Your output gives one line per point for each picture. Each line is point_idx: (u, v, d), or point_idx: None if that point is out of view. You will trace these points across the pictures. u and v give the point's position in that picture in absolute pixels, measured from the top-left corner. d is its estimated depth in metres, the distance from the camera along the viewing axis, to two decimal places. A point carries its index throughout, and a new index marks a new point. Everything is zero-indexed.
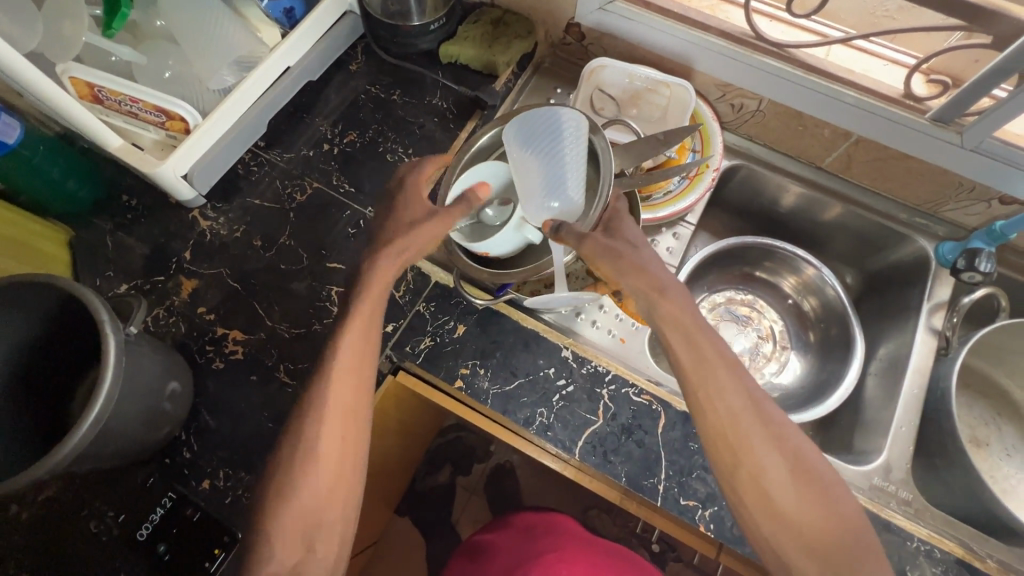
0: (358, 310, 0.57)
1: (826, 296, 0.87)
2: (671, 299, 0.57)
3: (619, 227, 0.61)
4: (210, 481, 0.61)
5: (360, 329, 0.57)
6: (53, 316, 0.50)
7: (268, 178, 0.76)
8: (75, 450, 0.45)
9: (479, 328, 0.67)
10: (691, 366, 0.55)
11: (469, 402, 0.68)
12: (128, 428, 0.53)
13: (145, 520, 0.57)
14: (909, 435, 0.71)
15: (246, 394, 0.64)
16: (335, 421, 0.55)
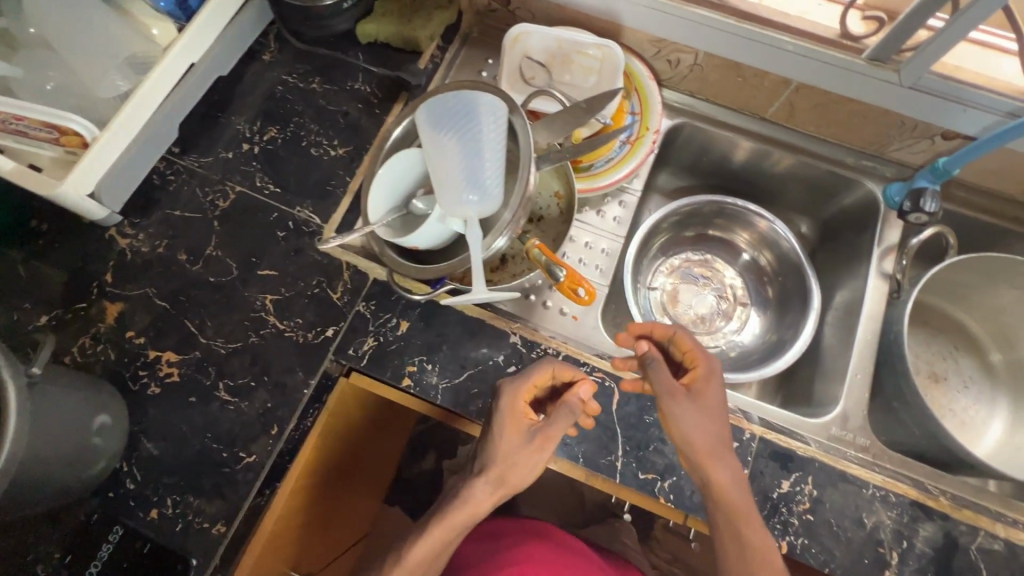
0: (447, 517, 0.55)
1: (781, 249, 0.86)
2: (721, 480, 0.53)
3: (699, 390, 0.56)
4: (158, 510, 0.59)
5: (440, 536, 0.55)
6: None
7: (187, 186, 0.71)
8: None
9: (423, 322, 0.65)
10: (729, 547, 0.51)
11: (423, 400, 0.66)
12: (51, 473, 0.50)
13: (94, 558, 0.56)
14: (865, 381, 0.72)
15: (186, 416, 0.62)
16: (436, 540, 0.55)
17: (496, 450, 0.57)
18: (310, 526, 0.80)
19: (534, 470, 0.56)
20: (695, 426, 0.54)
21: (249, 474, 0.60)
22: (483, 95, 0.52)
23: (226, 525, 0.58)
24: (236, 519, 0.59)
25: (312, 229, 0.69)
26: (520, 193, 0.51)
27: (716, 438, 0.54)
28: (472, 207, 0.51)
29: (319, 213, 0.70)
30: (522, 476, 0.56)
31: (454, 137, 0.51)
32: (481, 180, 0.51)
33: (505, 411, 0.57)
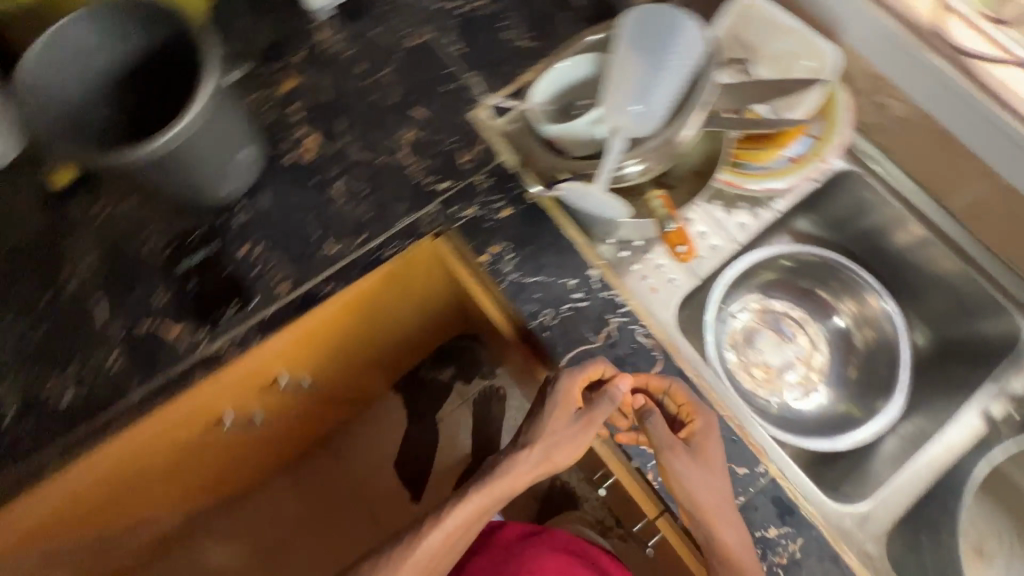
0: (490, 489, 0.61)
1: (883, 338, 0.81)
2: (726, 539, 0.55)
3: (701, 445, 0.58)
4: (247, 250, 0.67)
5: (481, 502, 0.61)
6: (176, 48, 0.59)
7: (391, 14, 0.78)
8: (154, 152, 0.54)
9: (523, 218, 0.68)
10: None
11: (486, 285, 0.69)
12: (198, 168, 0.60)
13: (189, 256, 0.67)
14: (919, 493, 0.69)
15: (302, 192, 0.70)
16: (480, 503, 0.61)
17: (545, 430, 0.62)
18: (332, 350, 0.89)
19: (577, 449, 0.62)
20: (697, 487, 0.56)
21: (325, 261, 0.67)
22: (690, 24, 0.53)
23: (290, 288, 0.66)
24: (299, 288, 0.66)
25: (472, 97, 0.74)
26: (676, 125, 0.52)
27: (720, 500, 0.56)
28: (628, 119, 0.53)
29: (483, 86, 0.74)
30: (565, 453, 0.62)
31: (645, 53, 0.53)
32: (648, 98, 0.52)
33: (555, 395, 0.61)
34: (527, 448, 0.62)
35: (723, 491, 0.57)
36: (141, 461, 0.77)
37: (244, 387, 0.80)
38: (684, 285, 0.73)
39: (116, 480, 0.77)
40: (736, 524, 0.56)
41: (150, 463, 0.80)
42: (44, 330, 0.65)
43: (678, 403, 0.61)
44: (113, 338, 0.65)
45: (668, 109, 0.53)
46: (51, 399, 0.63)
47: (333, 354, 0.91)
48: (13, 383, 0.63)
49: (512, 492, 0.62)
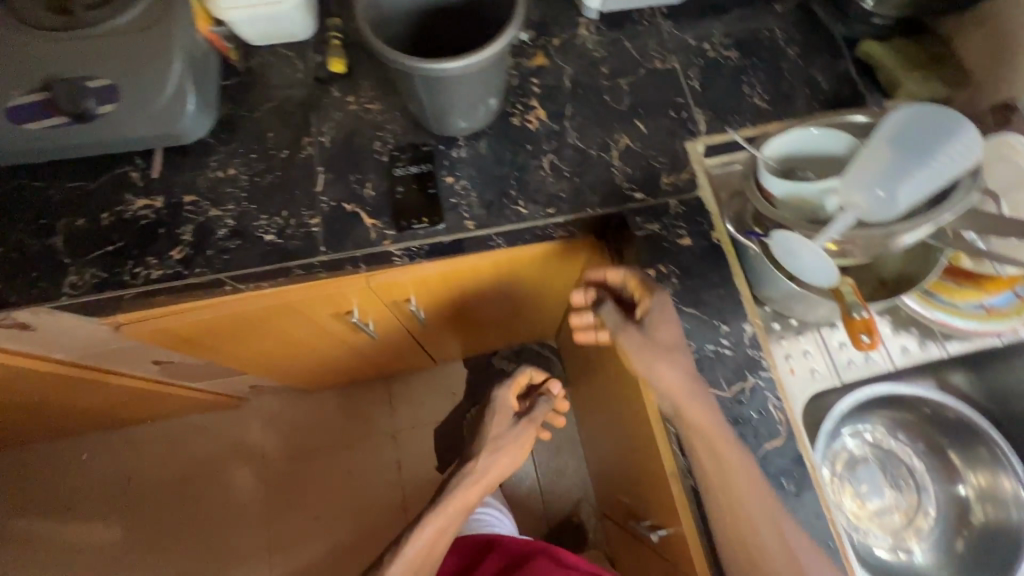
0: (440, 509, 0.85)
1: (1003, 527, 0.74)
2: (694, 411, 0.61)
3: (654, 323, 0.64)
4: (452, 180, 0.75)
5: (457, 505, 0.86)
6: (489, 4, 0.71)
7: (648, 34, 0.84)
8: (437, 71, 0.62)
9: (700, 253, 0.71)
10: (714, 474, 0.60)
11: None
12: (456, 99, 0.68)
13: (405, 165, 0.75)
14: None
15: (516, 152, 0.76)
16: (455, 506, 0.86)
17: (487, 434, 0.92)
18: (457, 295, 0.96)
19: (520, 444, 0.92)
20: (658, 376, 0.62)
21: (514, 217, 0.73)
22: (967, 129, 0.53)
23: (476, 227, 0.73)
24: (484, 229, 0.73)
25: (693, 131, 0.78)
26: (921, 220, 0.52)
27: (682, 374, 0.62)
28: (869, 199, 0.54)
29: (707, 125, 0.78)
30: (510, 450, 0.91)
31: (908, 144, 0.54)
32: (898, 185, 0.53)
33: (496, 408, 0.93)
34: (473, 460, 0.90)
35: (680, 362, 0.62)
36: (271, 317, 0.87)
37: (379, 295, 0.88)
38: (824, 382, 0.72)
39: (254, 326, 0.89)
40: (703, 394, 0.61)
41: (276, 324, 0.90)
42: (273, 177, 0.75)
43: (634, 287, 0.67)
44: (320, 206, 0.73)
45: (913, 202, 0.54)
46: (256, 233, 0.73)
47: (454, 298, 0.98)
48: (234, 208, 0.74)
49: (462, 507, 0.87)
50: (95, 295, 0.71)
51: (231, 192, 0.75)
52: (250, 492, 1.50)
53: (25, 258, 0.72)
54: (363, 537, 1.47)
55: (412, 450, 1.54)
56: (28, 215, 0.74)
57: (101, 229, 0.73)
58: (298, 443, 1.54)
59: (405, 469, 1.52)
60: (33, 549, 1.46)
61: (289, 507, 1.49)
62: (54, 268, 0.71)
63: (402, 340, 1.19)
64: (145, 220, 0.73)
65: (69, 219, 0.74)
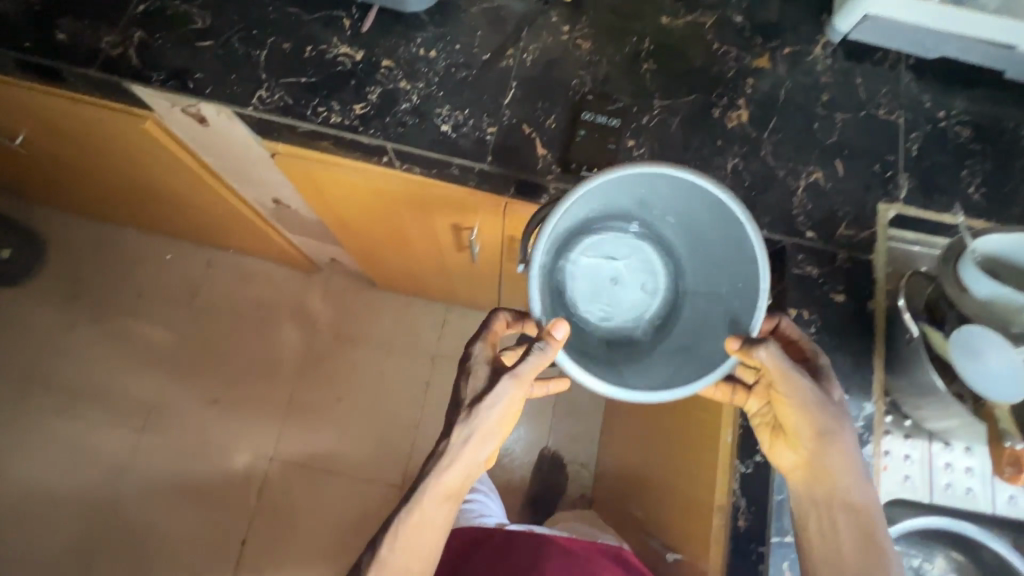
0: (417, 500, 0.67)
1: None
2: (837, 470, 0.62)
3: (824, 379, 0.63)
4: (633, 145, 0.73)
5: (444, 492, 0.67)
6: (674, 207, 0.71)
7: (882, 79, 0.78)
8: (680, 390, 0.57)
9: (848, 317, 0.68)
10: (837, 522, 0.62)
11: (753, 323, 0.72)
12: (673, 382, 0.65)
13: (594, 113, 0.74)
14: None
15: (705, 142, 0.74)
16: (435, 495, 0.67)
17: (462, 404, 0.68)
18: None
19: (505, 413, 0.67)
20: (829, 466, 0.62)
21: None
22: None
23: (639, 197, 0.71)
24: (645, 203, 0.71)
25: (890, 192, 0.72)
26: None
27: (808, 424, 0.62)
28: None
29: (907, 194, 0.72)
30: (492, 423, 0.66)
31: None
32: None
33: (468, 368, 0.69)
34: (445, 440, 0.67)
35: (837, 422, 0.62)
36: (394, 203, 0.89)
37: (504, 227, 0.88)
38: (914, 491, 0.69)
39: (382, 206, 0.91)
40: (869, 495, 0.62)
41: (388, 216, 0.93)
42: (468, 74, 0.76)
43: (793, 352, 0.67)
44: (501, 117, 0.74)
45: None
46: (433, 119, 0.74)
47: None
48: (423, 87, 0.75)
49: (446, 496, 0.67)
50: (276, 116, 0.74)
51: (426, 72, 0.76)
52: (292, 349, 1.59)
53: (228, 58, 0.76)
54: (372, 436, 1.53)
55: (444, 378, 1.57)
56: (244, 21, 0.78)
57: (300, 58, 0.76)
58: (348, 329, 1.61)
59: (431, 393, 1.56)
60: (101, 316, 1.60)
61: (319, 381, 1.57)
62: (250, 78, 0.75)
63: (486, 279, 1.19)
64: (341, 66, 0.76)
65: (277, 39, 0.77)
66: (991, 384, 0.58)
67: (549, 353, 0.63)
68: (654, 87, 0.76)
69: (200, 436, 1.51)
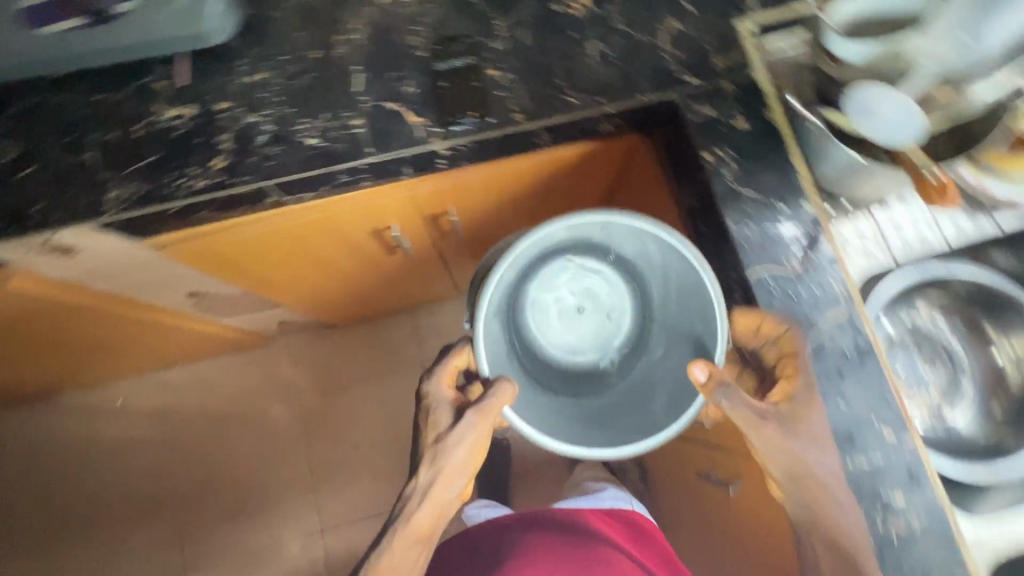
0: (383, 545, 0.71)
1: None
2: (823, 515, 0.62)
3: (799, 412, 0.63)
4: (496, 72, 0.72)
5: (411, 533, 0.71)
6: (633, 249, 0.82)
7: None
8: (653, 445, 0.65)
9: (756, 136, 0.70)
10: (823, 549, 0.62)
11: (685, 181, 0.74)
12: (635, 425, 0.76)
13: (446, 59, 0.72)
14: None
15: (561, 38, 0.73)
16: (402, 536, 0.71)
17: (428, 443, 0.73)
18: (496, 212, 0.94)
19: (469, 449, 0.71)
20: (812, 505, 0.63)
21: (563, 108, 0.71)
22: None
23: (526, 120, 0.70)
24: (534, 122, 0.70)
25: (743, 8, 0.74)
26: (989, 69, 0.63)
27: (786, 465, 0.64)
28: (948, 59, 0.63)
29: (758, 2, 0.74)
30: (457, 460, 0.71)
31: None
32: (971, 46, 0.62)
33: (430, 408, 0.74)
34: (415, 479, 0.73)
35: (813, 457, 0.62)
36: (307, 237, 0.85)
37: (420, 209, 0.86)
38: (876, 257, 0.74)
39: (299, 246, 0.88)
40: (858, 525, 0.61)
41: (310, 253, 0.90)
42: (308, 78, 0.72)
43: (769, 331, 0.67)
44: (361, 105, 0.71)
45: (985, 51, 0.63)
46: (297, 138, 0.70)
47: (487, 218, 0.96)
48: (272, 112, 0.71)
49: (416, 538, 0.72)
50: (140, 209, 0.69)
51: (267, 96, 0.71)
52: (286, 424, 1.54)
53: (59, 175, 0.69)
54: (401, 463, 1.52)
55: None
56: (54, 131, 0.71)
57: (133, 141, 0.70)
58: (330, 379, 1.56)
59: None
60: (82, 489, 1.51)
61: (327, 439, 1.53)
62: (92, 184, 0.69)
63: (431, 267, 1.17)
64: (178, 130, 0.71)
65: (99, 133, 0.71)
66: (893, 130, 0.61)
67: (504, 393, 0.69)
68: (490, 7, 0.74)
69: (242, 547, 1.47)
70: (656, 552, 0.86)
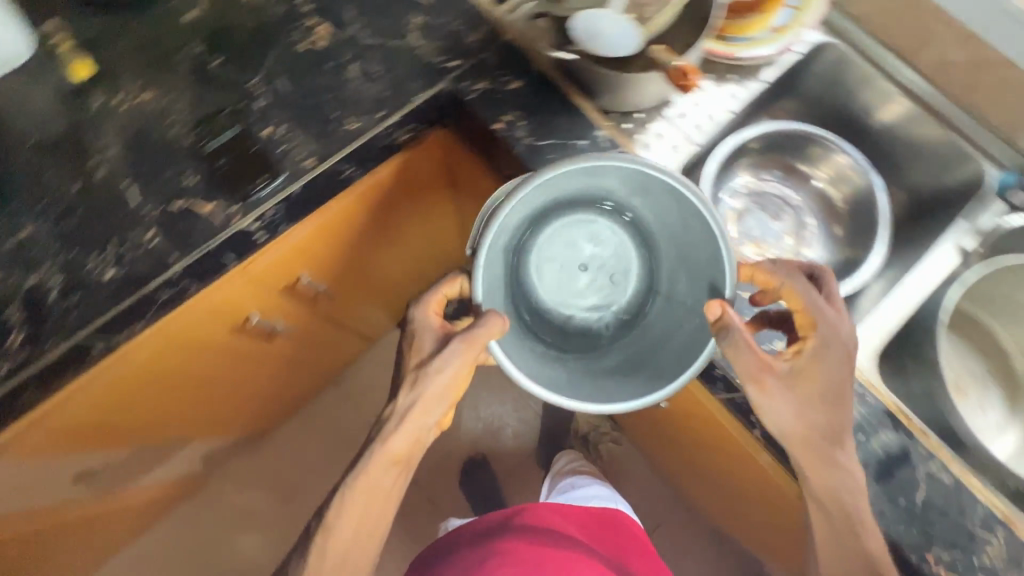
0: (356, 474, 0.70)
1: (858, 189, 0.86)
2: (825, 463, 0.60)
3: (811, 372, 0.61)
4: (269, 129, 0.70)
5: (390, 458, 0.70)
6: (658, 211, 0.75)
7: None
8: (657, 395, 0.62)
9: (532, 90, 0.72)
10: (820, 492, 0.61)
11: (494, 151, 0.74)
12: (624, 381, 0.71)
13: (214, 137, 0.69)
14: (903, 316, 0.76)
15: (319, 74, 0.73)
16: (367, 471, 0.69)
17: (410, 367, 0.70)
18: (354, 256, 0.95)
19: (453, 373, 0.67)
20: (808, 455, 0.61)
21: (348, 136, 0.70)
22: None
23: (319, 162, 0.69)
24: (326, 162, 0.69)
25: None
26: None
27: (798, 410, 0.61)
28: None
29: None
30: (440, 385, 0.67)
31: None
32: None
33: (413, 331, 0.71)
34: (393, 403, 0.70)
35: (820, 411, 0.60)
36: (164, 363, 0.79)
37: (268, 287, 0.83)
38: (686, 150, 0.78)
39: (171, 368, 0.81)
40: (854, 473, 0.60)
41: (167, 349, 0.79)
42: (78, 213, 0.67)
43: (765, 283, 0.65)
44: (147, 216, 0.67)
45: None
46: (92, 276, 0.65)
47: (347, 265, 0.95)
48: (54, 262, 0.65)
49: (392, 461, 0.70)
50: None
51: (41, 249, 0.66)
52: (258, 554, 1.42)
53: None
54: None
55: None
56: None
57: None
58: (287, 487, 1.47)
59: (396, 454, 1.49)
60: None
61: None
62: None
63: (328, 331, 1.14)
64: None
65: None
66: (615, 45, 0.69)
67: (495, 325, 0.64)
68: (239, 73, 0.72)
69: None
70: (610, 547, 0.96)
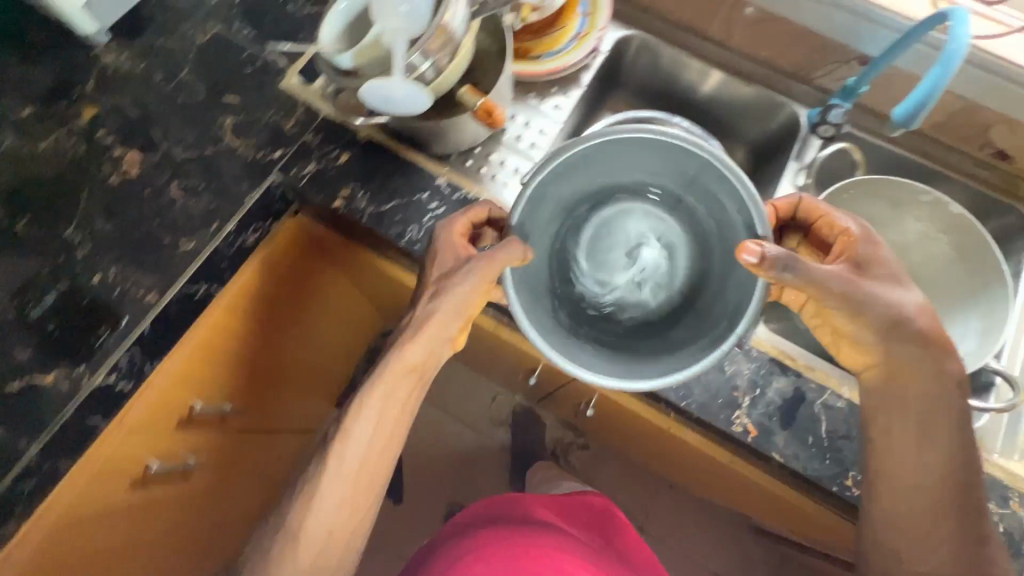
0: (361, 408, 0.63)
1: None
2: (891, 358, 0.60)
3: (866, 265, 0.59)
4: (99, 276, 0.67)
5: (402, 368, 0.63)
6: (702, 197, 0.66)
7: (172, 21, 0.77)
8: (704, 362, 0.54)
9: (362, 158, 0.72)
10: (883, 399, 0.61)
11: (348, 222, 0.74)
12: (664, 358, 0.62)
13: (39, 302, 0.67)
14: None
15: (141, 204, 0.70)
16: (375, 402, 0.63)
17: (432, 279, 0.64)
18: (273, 363, 0.86)
19: (473, 295, 0.62)
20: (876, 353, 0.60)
21: (185, 258, 0.69)
22: None
23: (158, 295, 0.67)
24: (166, 293, 0.67)
25: (277, 71, 0.76)
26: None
27: (862, 309, 0.58)
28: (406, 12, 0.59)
29: (285, 59, 0.76)
30: (459, 296, 0.61)
31: None
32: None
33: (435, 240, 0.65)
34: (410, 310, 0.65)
35: (888, 297, 0.58)
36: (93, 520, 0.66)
37: (180, 421, 0.72)
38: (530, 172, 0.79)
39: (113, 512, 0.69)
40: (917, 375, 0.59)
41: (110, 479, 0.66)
42: None
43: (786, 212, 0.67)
44: None
45: None
46: None
47: (265, 380, 0.87)
48: None
49: (408, 369, 0.63)
50: None
51: None
52: None
53: None
54: None
55: None
56: None
57: None
58: None
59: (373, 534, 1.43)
60: None
61: None
62: None
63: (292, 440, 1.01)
64: None
65: None
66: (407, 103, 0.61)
67: (516, 252, 0.58)
68: (53, 227, 0.68)
69: None
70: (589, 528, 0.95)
